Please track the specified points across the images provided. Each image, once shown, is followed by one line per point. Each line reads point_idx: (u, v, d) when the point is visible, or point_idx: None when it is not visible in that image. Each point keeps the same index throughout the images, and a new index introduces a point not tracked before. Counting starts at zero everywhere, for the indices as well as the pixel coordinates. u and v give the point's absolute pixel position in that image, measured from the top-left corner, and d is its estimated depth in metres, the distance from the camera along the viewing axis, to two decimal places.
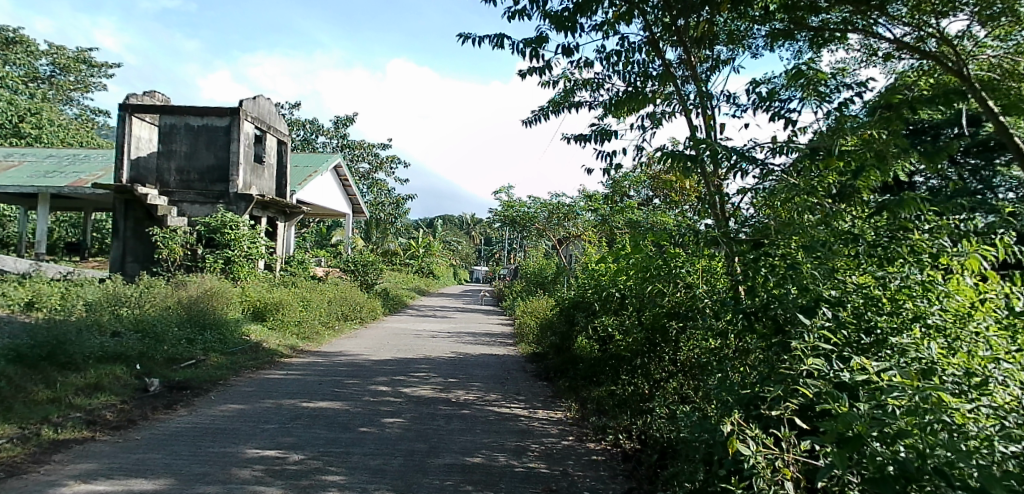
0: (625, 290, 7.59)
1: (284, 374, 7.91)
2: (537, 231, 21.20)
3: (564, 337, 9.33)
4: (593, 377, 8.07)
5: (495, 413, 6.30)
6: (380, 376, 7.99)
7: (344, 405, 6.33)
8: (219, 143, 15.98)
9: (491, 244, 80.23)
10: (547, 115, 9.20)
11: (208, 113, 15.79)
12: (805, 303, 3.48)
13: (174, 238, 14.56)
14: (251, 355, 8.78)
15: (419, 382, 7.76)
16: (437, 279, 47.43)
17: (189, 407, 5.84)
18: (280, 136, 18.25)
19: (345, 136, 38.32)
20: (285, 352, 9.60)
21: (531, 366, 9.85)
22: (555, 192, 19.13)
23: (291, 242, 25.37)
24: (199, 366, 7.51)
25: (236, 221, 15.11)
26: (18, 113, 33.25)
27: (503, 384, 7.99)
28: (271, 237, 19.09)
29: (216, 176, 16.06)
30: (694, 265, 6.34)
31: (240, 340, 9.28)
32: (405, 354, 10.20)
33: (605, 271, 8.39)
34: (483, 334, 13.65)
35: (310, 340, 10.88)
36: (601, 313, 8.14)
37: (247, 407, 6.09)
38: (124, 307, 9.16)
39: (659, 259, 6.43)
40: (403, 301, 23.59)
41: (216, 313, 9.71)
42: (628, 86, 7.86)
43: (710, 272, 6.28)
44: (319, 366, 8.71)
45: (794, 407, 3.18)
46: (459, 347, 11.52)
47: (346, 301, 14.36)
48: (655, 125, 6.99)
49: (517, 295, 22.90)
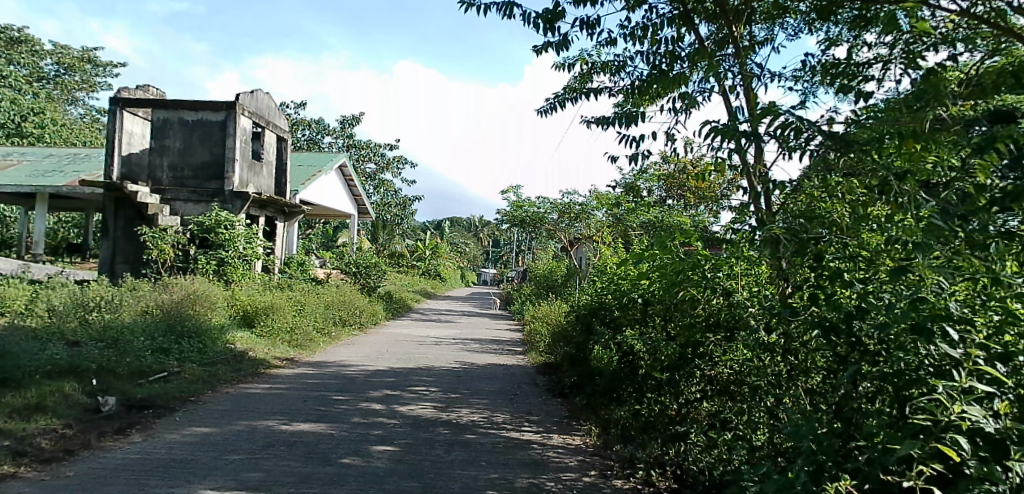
0: (651, 297, 6.72)
1: (268, 389, 7.07)
2: (547, 232, 20.29)
3: (580, 348, 8.41)
4: (616, 395, 7.18)
5: (503, 438, 5.43)
6: (375, 392, 7.13)
7: (328, 429, 5.48)
8: (214, 138, 15.18)
9: (500, 246, 79.31)
10: (561, 102, 8.35)
11: (203, 107, 15.04)
12: (918, 319, 2.66)
13: (164, 237, 13.79)
14: (233, 366, 7.96)
15: (417, 399, 6.92)
16: (444, 282, 46.65)
17: (145, 433, 5.02)
18: (280, 132, 17.50)
19: (351, 136, 37.59)
20: (274, 362, 8.76)
21: (543, 379, 8.96)
22: (567, 191, 18.27)
23: (293, 243, 24.61)
24: (169, 380, 6.69)
25: (231, 221, 14.39)
26: (21, 112, 32.71)
27: (513, 401, 7.10)
28: (270, 237, 18.30)
29: (210, 173, 15.24)
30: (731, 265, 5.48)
31: (223, 348, 8.47)
32: (404, 364, 9.36)
33: (627, 277, 7.50)
34: (490, 342, 12.78)
35: (302, 348, 10.07)
36: (622, 322, 7.30)
37: (214, 432, 5.26)
38: (96, 312, 8.37)
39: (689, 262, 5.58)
40: (407, 305, 22.76)
41: (198, 319, 8.90)
42: (653, 68, 7.00)
43: (754, 277, 5.44)
44: (310, 378, 7.87)
45: (931, 474, 2.43)
46: (464, 355, 10.65)
47: (343, 305, 13.52)
48: (685, 110, 6.12)
49: (526, 299, 21.98)
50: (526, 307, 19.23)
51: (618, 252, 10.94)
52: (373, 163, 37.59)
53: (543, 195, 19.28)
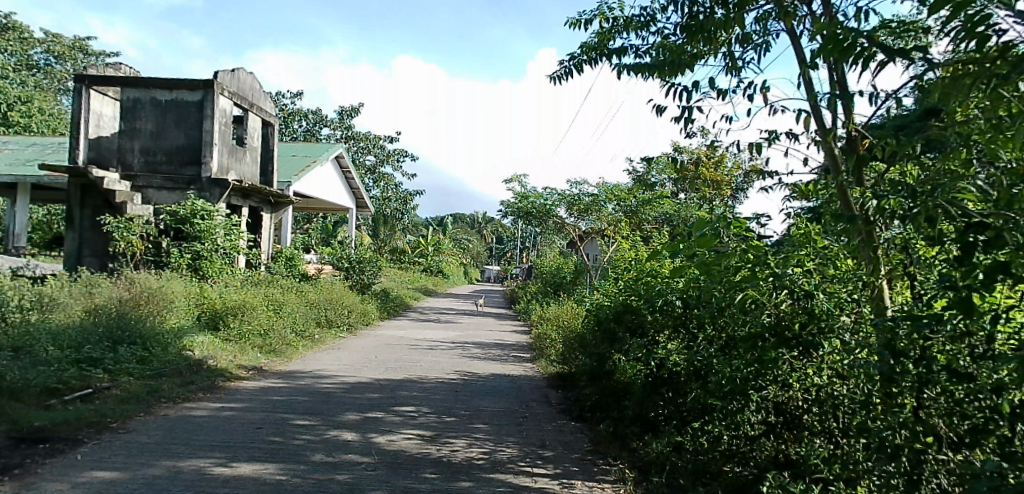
0: (690, 301, 5.52)
1: (216, 410, 5.69)
2: (554, 227, 18.82)
3: (595, 356, 7.11)
4: (650, 421, 5.91)
5: (509, 489, 4.06)
6: (349, 414, 5.75)
7: (276, 475, 4.10)
8: (191, 121, 13.88)
9: (503, 243, 77.75)
10: (577, 64, 6.96)
11: (178, 86, 13.70)
12: None
13: (131, 228, 12.44)
14: (184, 378, 6.61)
15: (402, 424, 5.56)
16: (446, 279, 45.38)
17: (19, 484, 3.69)
18: (265, 115, 16.16)
19: (349, 128, 36.20)
20: (238, 372, 7.39)
21: (556, 395, 7.57)
22: (576, 181, 16.86)
23: (286, 237, 23.14)
24: (89, 400, 5.35)
25: (207, 210, 13.05)
26: (8, 101, 31.33)
27: (522, 427, 5.71)
28: (255, 229, 16.90)
29: (186, 157, 13.93)
30: (808, 256, 4.33)
31: (176, 356, 7.12)
32: (392, 374, 8.00)
33: (662, 275, 6.29)
34: (493, 346, 11.41)
35: (276, 353, 8.71)
36: (658, 327, 6.09)
37: (121, 477, 3.93)
38: (23, 314, 7.04)
39: (756, 254, 4.34)
40: (406, 304, 21.41)
41: (148, 322, 7.53)
42: (691, 16, 5.62)
43: (839, 276, 4.30)
44: (274, 394, 6.49)
45: None
46: (463, 363, 9.28)
47: (327, 303, 12.14)
48: (738, 66, 4.80)
49: (531, 298, 20.49)
50: (533, 307, 17.86)
51: (637, 246, 9.61)
52: (373, 156, 36.22)
53: (549, 186, 17.82)
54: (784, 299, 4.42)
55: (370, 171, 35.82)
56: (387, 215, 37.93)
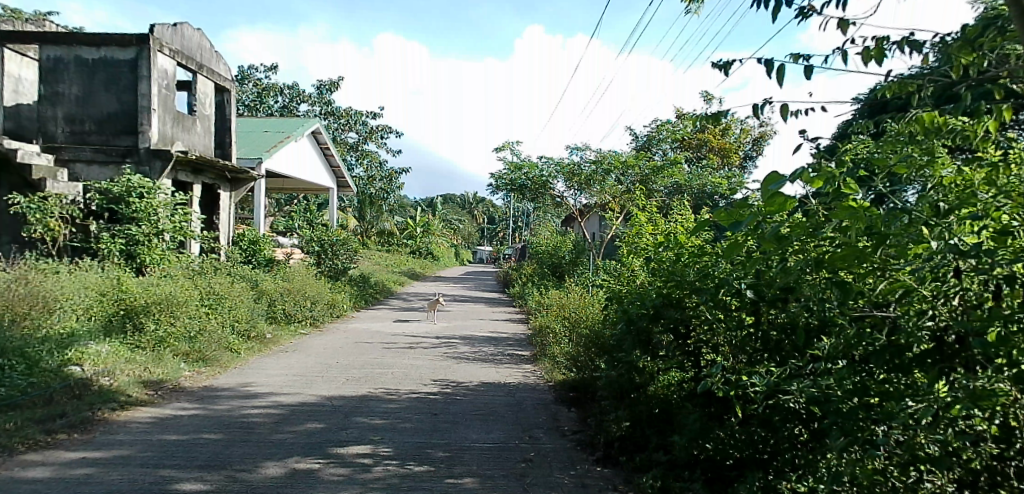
0: (760, 293, 3.82)
1: (66, 467, 3.79)
2: (550, 202, 16.83)
3: (615, 364, 5.29)
4: (717, 470, 4.05)
5: None
6: (269, 467, 3.88)
7: None
8: (123, 83, 11.84)
9: (495, 223, 75.71)
10: None
11: (106, 43, 11.68)
12: None
13: (49, 209, 10.39)
14: (47, 409, 4.70)
15: (346, 485, 3.67)
16: (436, 260, 43.56)
17: None
18: (217, 80, 14.11)
19: (330, 104, 34.00)
20: (140, 395, 5.49)
21: (569, 417, 5.71)
22: (574, 148, 14.88)
23: (257, 219, 21.12)
24: None
25: (147, 187, 11.11)
26: None
27: (527, 482, 3.85)
28: (211, 212, 14.80)
29: (119, 125, 11.92)
30: (975, 207, 2.67)
31: (49, 376, 5.20)
32: (350, 389, 6.14)
33: (711, 257, 4.60)
34: (483, 341, 9.55)
35: (206, 364, 6.83)
36: (716, 324, 4.34)
37: None
38: None
39: (886, 226, 2.64)
40: (388, 290, 19.51)
41: (17, 330, 5.59)
42: None
43: None
44: (172, 433, 4.58)
45: None
46: (445, 367, 7.41)
47: (284, 294, 10.26)
48: None
49: (527, 280, 18.57)
50: (529, 293, 16.00)
51: (660, 220, 7.70)
52: (354, 133, 34.04)
53: (544, 155, 15.81)
54: (951, 291, 2.68)
55: (351, 149, 33.72)
56: (371, 195, 35.83)
